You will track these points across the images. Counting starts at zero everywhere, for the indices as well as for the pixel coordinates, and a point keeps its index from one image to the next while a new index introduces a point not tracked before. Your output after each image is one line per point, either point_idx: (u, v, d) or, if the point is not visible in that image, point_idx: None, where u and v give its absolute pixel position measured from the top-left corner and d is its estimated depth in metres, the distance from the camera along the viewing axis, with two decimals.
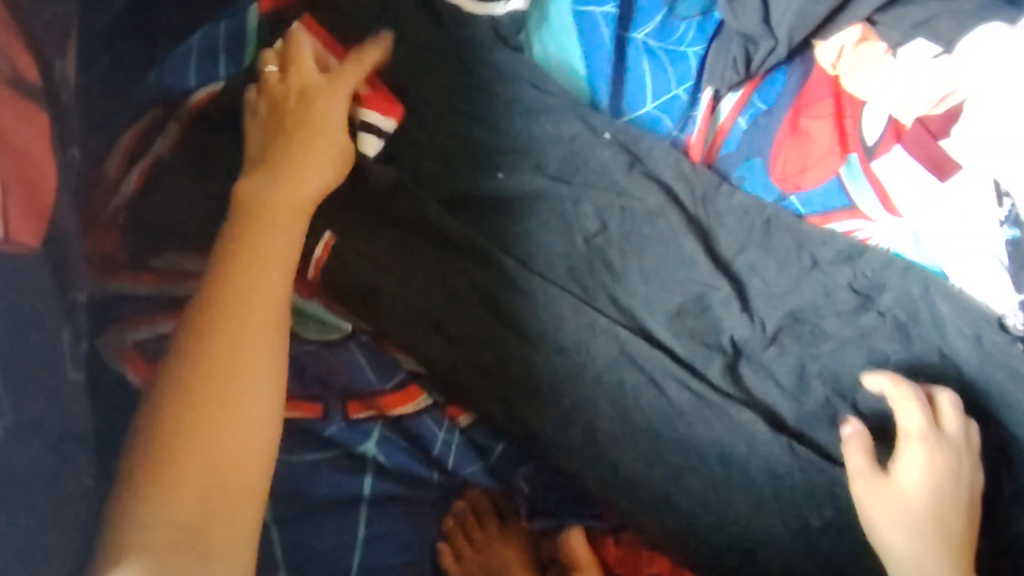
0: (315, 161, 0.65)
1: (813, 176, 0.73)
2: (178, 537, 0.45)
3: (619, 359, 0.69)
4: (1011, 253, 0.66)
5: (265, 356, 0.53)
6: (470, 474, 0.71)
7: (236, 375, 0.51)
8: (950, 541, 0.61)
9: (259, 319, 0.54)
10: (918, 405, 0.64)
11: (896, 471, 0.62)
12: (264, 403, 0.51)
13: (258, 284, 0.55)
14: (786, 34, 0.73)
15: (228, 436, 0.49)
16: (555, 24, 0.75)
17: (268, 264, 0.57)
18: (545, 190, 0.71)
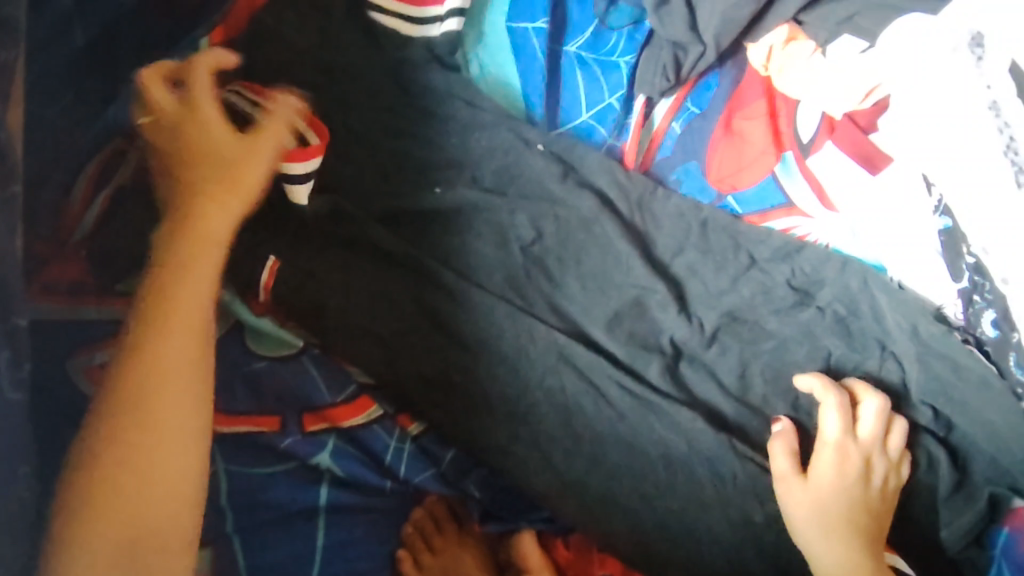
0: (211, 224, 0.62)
1: (749, 177, 0.75)
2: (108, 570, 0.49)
3: (558, 363, 0.70)
4: (947, 243, 0.66)
5: (187, 375, 0.55)
6: (421, 482, 0.72)
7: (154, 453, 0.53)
8: (860, 540, 0.62)
9: (181, 333, 0.56)
10: (838, 411, 0.65)
11: (813, 473, 0.64)
12: (183, 417, 0.54)
13: (167, 345, 0.55)
14: (713, 39, 0.74)
15: (157, 480, 0.52)
16: (491, 41, 0.78)
17: (193, 281, 0.58)
18: (480, 203, 0.74)
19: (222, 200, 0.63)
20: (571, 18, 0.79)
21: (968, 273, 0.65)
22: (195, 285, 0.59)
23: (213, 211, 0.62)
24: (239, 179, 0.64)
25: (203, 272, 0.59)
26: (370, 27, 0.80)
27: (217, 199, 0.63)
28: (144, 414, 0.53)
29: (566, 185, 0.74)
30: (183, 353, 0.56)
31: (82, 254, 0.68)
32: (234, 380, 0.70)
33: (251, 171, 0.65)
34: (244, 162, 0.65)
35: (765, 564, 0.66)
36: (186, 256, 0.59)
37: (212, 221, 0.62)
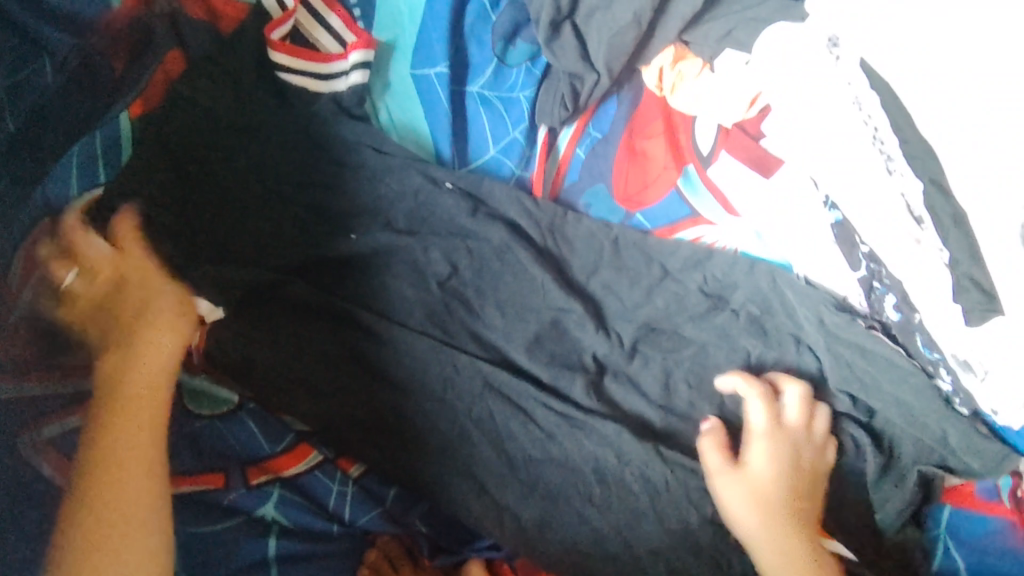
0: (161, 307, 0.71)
1: (655, 193, 0.78)
2: None
3: (484, 391, 0.72)
4: (840, 236, 0.68)
5: (141, 489, 0.61)
6: (367, 523, 0.73)
7: (110, 495, 0.59)
8: (798, 526, 0.65)
9: (138, 422, 0.63)
10: (763, 403, 0.68)
11: (747, 463, 0.67)
12: (143, 487, 0.61)
13: (131, 403, 0.64)
14: (604, 66, 0.76)
15: (118, 515, 0.59)
16: (397, 90, 0.82)
17: (131, 426, 0.63)
18: (395, 244, 0.77)
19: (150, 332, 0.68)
20: (471, 57, 0.82)
21: (865, 261, 0.67)
22: (142, 417, 0.64)
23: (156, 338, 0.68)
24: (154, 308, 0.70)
25: (144, 412, 0.64)
26: (281, 86, 0.82)
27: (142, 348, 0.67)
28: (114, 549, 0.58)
29: (479, 220, 0.77)
30: (130, 504, 0.60)
31: (22, 329, 0.66)
32: (175, 442, 0.71)
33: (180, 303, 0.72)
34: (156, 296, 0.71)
35: (706, 566, 0.67)
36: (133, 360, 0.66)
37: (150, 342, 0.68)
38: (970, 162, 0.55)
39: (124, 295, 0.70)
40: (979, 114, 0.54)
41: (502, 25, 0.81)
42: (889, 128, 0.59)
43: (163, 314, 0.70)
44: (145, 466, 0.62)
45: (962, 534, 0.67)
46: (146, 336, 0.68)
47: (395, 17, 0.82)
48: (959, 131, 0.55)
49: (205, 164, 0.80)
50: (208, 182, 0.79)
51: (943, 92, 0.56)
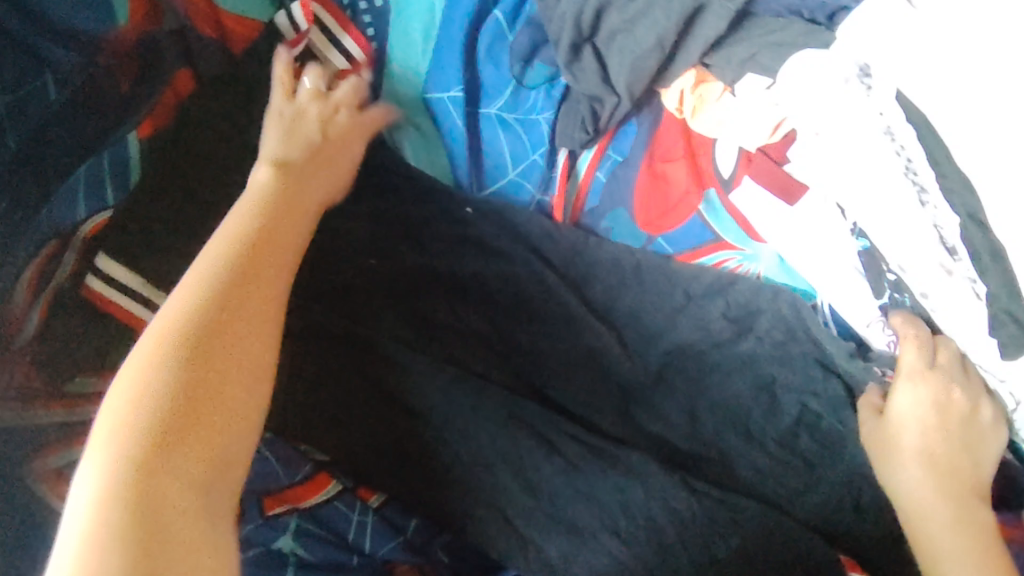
0: (324, 174, 0.74)
1: (676, 217, 0.78)
2: (174, 429, 0.50)
3: (509, 422, 0.71)
4: (867, 263, 0.69)
5: (257, 358, 0.57)
6: (388, 554, 0.71)
7: (229, 342, 0.56)
8: (949, 480, 0.63)
9: (271, 285, 0.62)
10: (913, 347, 0.66)
11: (895, 407, 0.66)
12: (258, 354, 0.57)
13: (269, 264, 0.63)
14: (625, 89, 0.75)
15: (232, 372, 0.55)
16: (412, 113, 0.82)
17: (257, 305, 0.59)
18: (418, 266, 0.77)
19: (297, 197, 0.70)
20: (486, 79, 0.81)
21: (890, 291, 0.69)
22: (272, 281, 0.62)
23: (280, 234, 0.66)
24: (317, 173, 0.74)
25: (276, 280, 0.62)
26: None
27: (281, 229, 0.66)
28: (214, 402, 0.53)
29: (505, 245, 0.77)
30: (244, 368, 0.56)
31: (27, 357, 0.68)
32: None
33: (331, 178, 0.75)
34: (323, 167, 0.74)
35: None
36: (271, 225, 0.66)
37: (287, 213, 0.68)
38: (976, 160, 0.56)
39: (321, 147, 0.74)
40: (979, 111, 0.55)
41: (521, 46, 0.78)
42: (924, 160, 0.59)
43: (323, 174, 0.74)
44: (265, 337, 0.58)
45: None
46: (303, 197, 0.71)
47: (407, 39, 0.81)
48: (963, 129, 0.56)
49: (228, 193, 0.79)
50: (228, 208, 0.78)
51: (975, 118, 0.55)
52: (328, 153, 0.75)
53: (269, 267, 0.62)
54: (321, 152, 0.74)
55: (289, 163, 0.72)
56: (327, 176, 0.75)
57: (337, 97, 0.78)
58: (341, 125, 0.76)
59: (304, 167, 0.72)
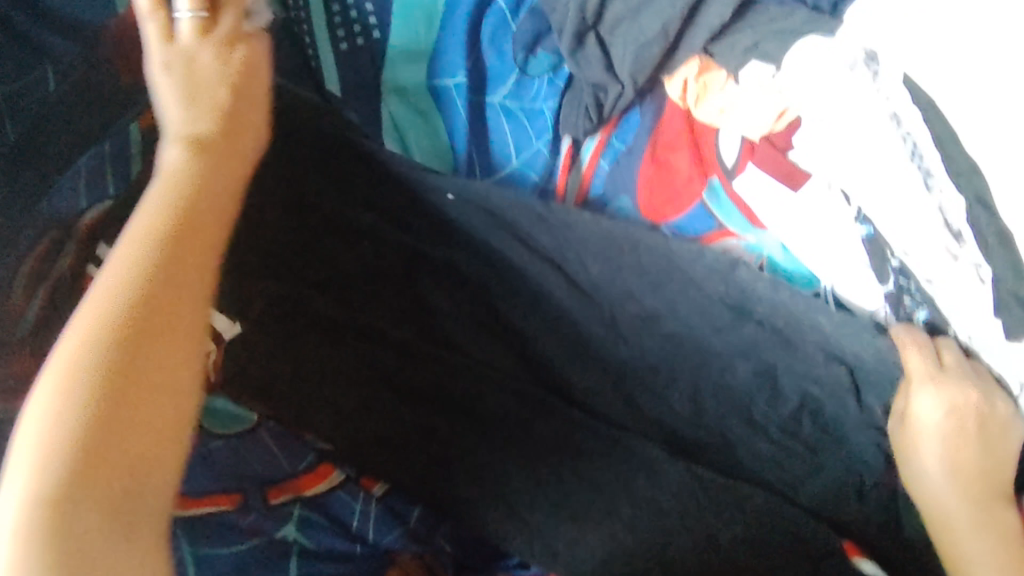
0: (240, 125, 0.63)
1: (679, 205, 0.78)
2: (93, 455, 0.43)
3: (513, 408, 0.70)
4: (870, 250, 0.70)
5: (184, 354, 0.49)
6: (391, 542, 0.71)
7: (154, 340, 0.48)
8: (969, 481, 0.64)
9: (192, 263, 0.52)
10: (920, 353, 0.69)
11: (912, 411, 0.67)
12: (184, 346, 0.50)
13: (188, 238, 0.53)
14: (629, 78, 0.75)
15: (156, 377, 0.47)
16: (413, 102, 0.81)
17: (181, 288, 0.51)
18: (418, 251, 0.76)
19: (222, 154, 0.60)
20: (490, 68, 0.81)
21: (895, 275, 0.70)
22: (195, 258, 0.53)
23: (205, 199, 0.56)
24: (241, 121, 0.62)
25: (199, 252, 0.53)
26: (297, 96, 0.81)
27: (208, 188, 0.57)
28: (140, 412, 0.45)
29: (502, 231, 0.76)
30: (172, 368, 0.48)
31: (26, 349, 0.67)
32: (191, 461, 0.70)
33: (249, 128, 0.64)
34: (248, 114, 0.64)
35: None
36: (195, 190, 0.56)
37: (213, 172, 0.58)
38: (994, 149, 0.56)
39: (227, 95, 0.61)
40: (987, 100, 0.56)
41: (524, 34, 0.79)
42: (930, 143, 0.60)
43: (244, 127, 0.63)
44: (196, 325, 0.51)
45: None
46: (224, 155, 0.60)
47: (411, 29, 0.80)
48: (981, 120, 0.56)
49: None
50: None
51: (983, 105, 0.56)
52: (246, 95, 0.63)
53: (196, 228, 0.54)
54: (236, 102, 0.62)
55: (193, 118, 0.59)
56: (244, 127, 0.63)
57: (232, 21, 0.62)
58: (251, 59, 0.64)
59: (210, 124, 0.60)
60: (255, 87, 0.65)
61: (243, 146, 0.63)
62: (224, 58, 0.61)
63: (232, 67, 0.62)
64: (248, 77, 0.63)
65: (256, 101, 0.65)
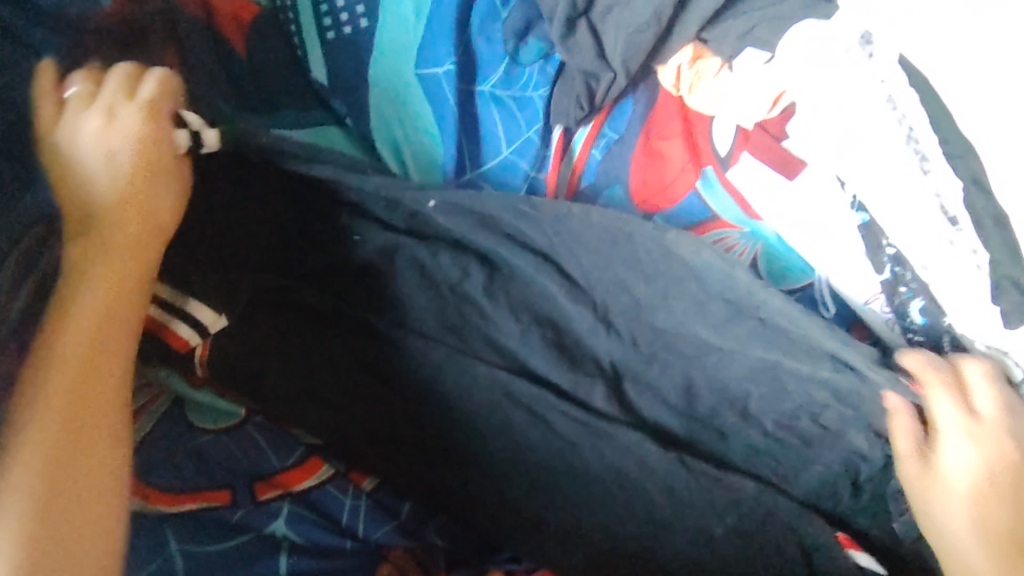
0: (152, 192, 0.68)
1: (673, 195, 0.77)
2: (31, 515, 0.51)
3: (503, 401, 0.69)
4: (867, 239, 0.68)
5: (106, 415, 0.58)
6: (381, 538, 0.70)
7: (74, 410, 0.56)
8: (1000, 536, 0.60)
9: (109, 335, 0.61)
10: (950, 396, 0.66)
11: (941, 458, 0.64)
12: (104, 409, 0.58)
13: (102, 314, 0.61)
14: (620, 66, 0.74)
15: (78, 439, 0.55)
16: (400, 88, 0.79)
17: (97, 360, 0.59)
18: (396, 246, 0.75)
19: (134, 228, 0.66)
20: (480, 54, 0.79)
21: (890, 265, 0.67)
22: (111, 328, 0.61)
23: (121, 274, 0.63)
24: (152, 194, 0.68)
25: (115, 321, 0.61)
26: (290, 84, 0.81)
27: (121, 267, 0.64)
28: (72, 471, 0.54)
29: (499, 227, 0.77)
30: (93, 425, 0.56)
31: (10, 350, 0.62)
32: (179, 457, 0.69)
33: (160, 189, 0.68)
34: (160, 178, 0.69)
35: None
36: (107, 270, 0.63)
37: (124, 245, 0.65)
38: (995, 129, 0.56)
39: (125, 173, 0.67)
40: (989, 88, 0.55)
41: (515, 21, 0.78)
42: (927, 127, 0.59)
43: (155, 193, 0.68)
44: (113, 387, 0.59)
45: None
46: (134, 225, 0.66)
47: (399, 16, 0.78)
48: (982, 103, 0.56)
49: (222, 171, 0.76)
50: (220, 185, 0.75)
51: (986, 90, 0.56)
52: (151, 168, 0.68)
53: (113, 309, 0.62)
54: (138, 175, 0.67)
55: (97, 208, 0.66)
56: (157, 191, 0.68)
57: (122, 104, 0.68)
58: (153, 127, 0.68)
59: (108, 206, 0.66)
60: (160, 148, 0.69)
61: (156, 210, 0.68)
62: (117, 136, 0.66)
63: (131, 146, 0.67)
64: (150, 145, 0.68)
65: (164, 162, 0.69)
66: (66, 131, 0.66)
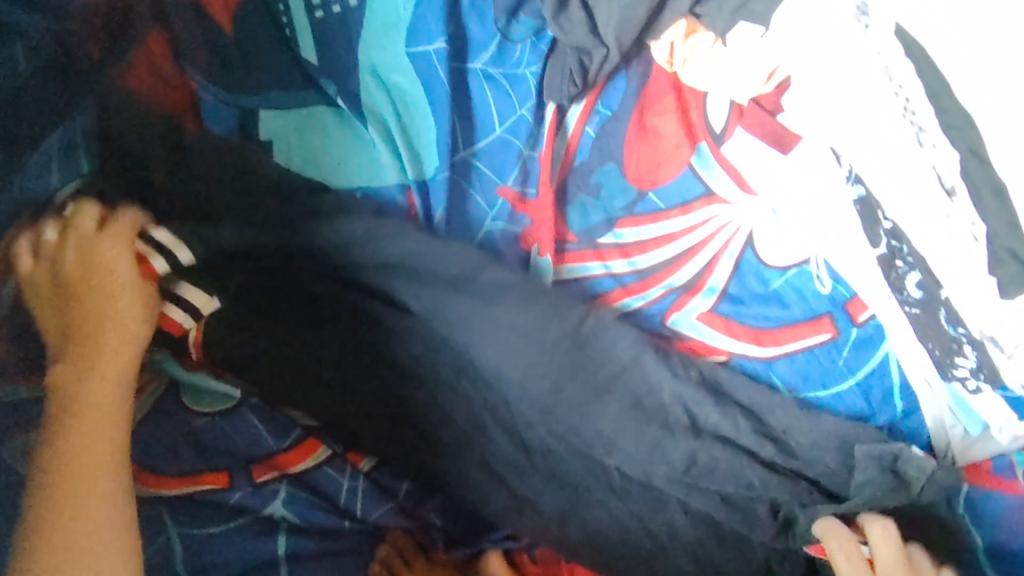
0: (119, 292, 0.65)
1: (667, 172, 0.76)
2: None
3: (500, 379, 0.69)
4: (863, 212, 0.66)
5: (104, 510, 0.57)
6: (380, 517, 0.70)
7: (68, 515, 0.56)
8: None
9: (98, 429, 0.60)
10: (853, 556, 0.61)
11: None
12: (103, 505, 0.57)
13: (90, 412, 0.61)
14: (613, 41, 0.73)
15: (77, 539, 0.55)
16: (390, 65, 0.77)
17: (92, 458, 0.59)
18: (374, 234, 0.71)
19: (110, 333, 0.64)
20: (472, 33, 0.79)
21: (886, 238, 0.65)
22: (98, 421, 0.61)
23: (109, 377, 0.63)
24: (118, 298, 0.65)
25: (99, 411, 0.61)
26: (275, 58, 0.79)
27: (105, 367, 0.63)
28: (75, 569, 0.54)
29: (490, 217, 0.79)
30: (93, 523, 0.56)
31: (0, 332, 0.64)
32: (177, 442, 0.69)
33: (127, 292, 0.65)
34: (130, 287, 0.65)
35: (725, 552, 0.66)
36: (89, 369, 0.63)
37: (106, 349, 0.64)
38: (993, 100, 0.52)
39: (89, 287, 0.64)
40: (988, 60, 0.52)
41: None
42: (924, 97, 0.55)
43: (125, 301, 0.65)
44: (106, 472, 0.59)
45: (877, 379, 0.74)
46: (110, 329, 0.64)
47: None
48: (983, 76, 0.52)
49: (215, 145, 0.74)
50: (211, 167, 0.74)
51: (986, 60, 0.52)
52: (114, 279, 0.65)
53: (94, 406, 0.61)
54: (104, 283, 0.65)
55: (73, 326, 0.64)
56: (130, 297, 0.65)
57: (85, 229, 0.65)
58: (114, 242, 0.65)
59: (81, 322, 0.64)
60: (125, 252, 0.66)
61: (126, 313, 0.65)
62: (78, 257, 0.64)
63: (93, 263, 0.64)
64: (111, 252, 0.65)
65: (129, 261, 0.66)
66: (36, 263, 0.65)
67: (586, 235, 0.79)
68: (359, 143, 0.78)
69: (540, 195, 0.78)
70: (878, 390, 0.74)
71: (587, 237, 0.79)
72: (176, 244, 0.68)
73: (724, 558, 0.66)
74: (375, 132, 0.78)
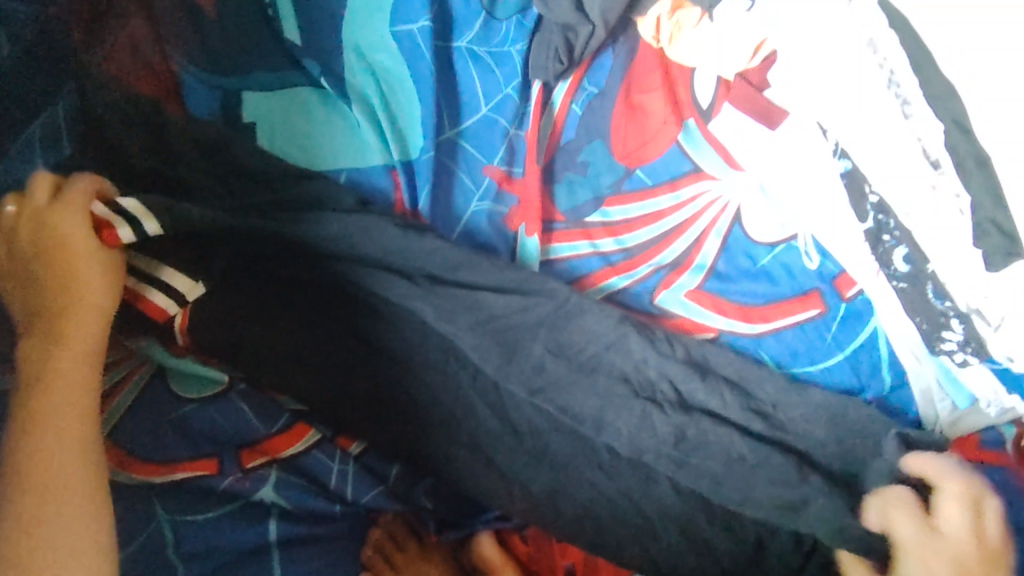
0: (78, 249, 0.64)
1: (655, 149, 0.76)
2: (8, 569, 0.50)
3: (489, 359, 0.69)
4: (849, 186, 0.65)
5: (71, 458, 0.56)
6: (372, 501, 0.70)
7: (33, 464, 0.54)
8: None
9: (64, 381, 0.59)
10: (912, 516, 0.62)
11: None
12: (73, 453, 0.56)
13: (55, 366, 0.59)
14: (600, 17, 0.75)
15: (44, 489, 0.54)
16: (376, 45, 0.77)
17: (59, 409, 0.57)
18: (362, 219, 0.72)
19: (75, 287, 0.63)
20: (456, 13, 0.80)
21: (873, 213, 0.64)
22: (67, 372, 0.59)
23: (76, 329, 0.62)
24: (75, 253, 0.64)
25: (70, 363, 0.60)
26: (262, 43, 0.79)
27: (72, 322, 0.62)
28: (41, 519, 0.52)
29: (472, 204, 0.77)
30: (60, 472, 0.55)
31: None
32: (164, 428, 0.68)
33: (82, 248, 0.64)
34: (85, 243, 0.64)
35: (716, 529, 0.66)
36: (56, 326, 0.61)
37: (71, 304, 0.62)
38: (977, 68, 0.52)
39: (44, 248, 0.63)
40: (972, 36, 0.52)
41: None
42: (907, 69, 0.55)
43: (82, 258, 0.64)
44: (72, 422, 0.57)
45: (868, 354, 0.74)
46: (75, 283, 0.63)
47: None
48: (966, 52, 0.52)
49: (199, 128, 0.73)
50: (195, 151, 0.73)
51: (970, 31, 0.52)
52: (67, 236, 0.63)
53: (62, 359, 0.60)
54: (57, 241, 0.63)
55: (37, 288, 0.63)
56: (88, 251, 0.64)
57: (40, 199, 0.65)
58: (65, 203, 0.65)
59: (44, 283, 0.63)
60: (77, 210, 0.65)
61: (88, 268, 0.64)
62: (31, 221, 0.64)
63: (46, 223, 0.64)
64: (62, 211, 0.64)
65: (82, 219, 0.65)
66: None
67: (573, 214, 0.77)
68: (345, 124, 0.77)
69: (527, 174, 0.77)
70: (866, 362, 0.73)
71: (573, 216, 0.77)
72: (144, 215, 0.66)
73: (716, 535, 0.66)
74: (358, 112, 0.77)
